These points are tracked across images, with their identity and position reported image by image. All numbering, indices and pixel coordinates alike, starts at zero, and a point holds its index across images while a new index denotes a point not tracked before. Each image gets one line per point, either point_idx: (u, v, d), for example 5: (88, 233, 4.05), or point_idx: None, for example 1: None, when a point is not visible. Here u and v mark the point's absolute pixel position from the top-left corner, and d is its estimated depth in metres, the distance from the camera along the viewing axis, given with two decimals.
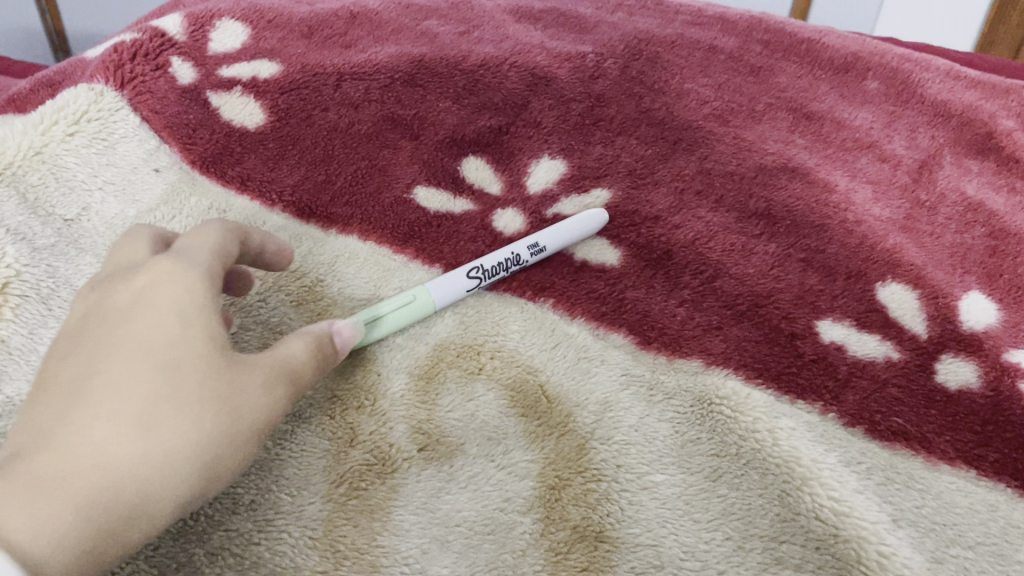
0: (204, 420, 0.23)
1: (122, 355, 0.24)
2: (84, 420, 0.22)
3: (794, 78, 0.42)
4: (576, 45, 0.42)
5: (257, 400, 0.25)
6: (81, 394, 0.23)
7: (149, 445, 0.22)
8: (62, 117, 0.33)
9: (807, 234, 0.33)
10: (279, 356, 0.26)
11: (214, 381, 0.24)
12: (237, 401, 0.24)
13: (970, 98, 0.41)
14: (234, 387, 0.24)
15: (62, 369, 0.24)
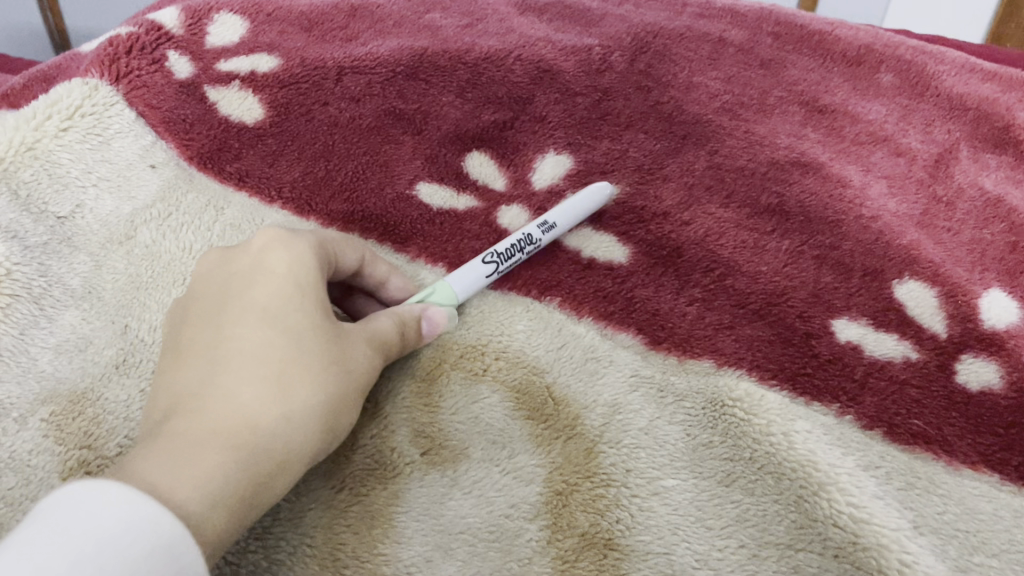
0: (331, 381, 0.24)
1: (248, 320, 0.25)
2: (226, 381, 0.23)
3: (806, 70, 0.41)
4: (582, 37, 0.41)
5: (364, 364, 0.26)
6: (218, 356, 0.24)
7: (280, 408, 0.23)
8: (55, 112, 0.33)
9: (821, 231, 0.32)
10: (372, 327, 0.27)
11: (331, 345, 0.25)
12: (349, 363, 0.25)
13: (986, 91, 0.40)
14: (347, 350, 0.25)
15: (195, 337, 0.25)
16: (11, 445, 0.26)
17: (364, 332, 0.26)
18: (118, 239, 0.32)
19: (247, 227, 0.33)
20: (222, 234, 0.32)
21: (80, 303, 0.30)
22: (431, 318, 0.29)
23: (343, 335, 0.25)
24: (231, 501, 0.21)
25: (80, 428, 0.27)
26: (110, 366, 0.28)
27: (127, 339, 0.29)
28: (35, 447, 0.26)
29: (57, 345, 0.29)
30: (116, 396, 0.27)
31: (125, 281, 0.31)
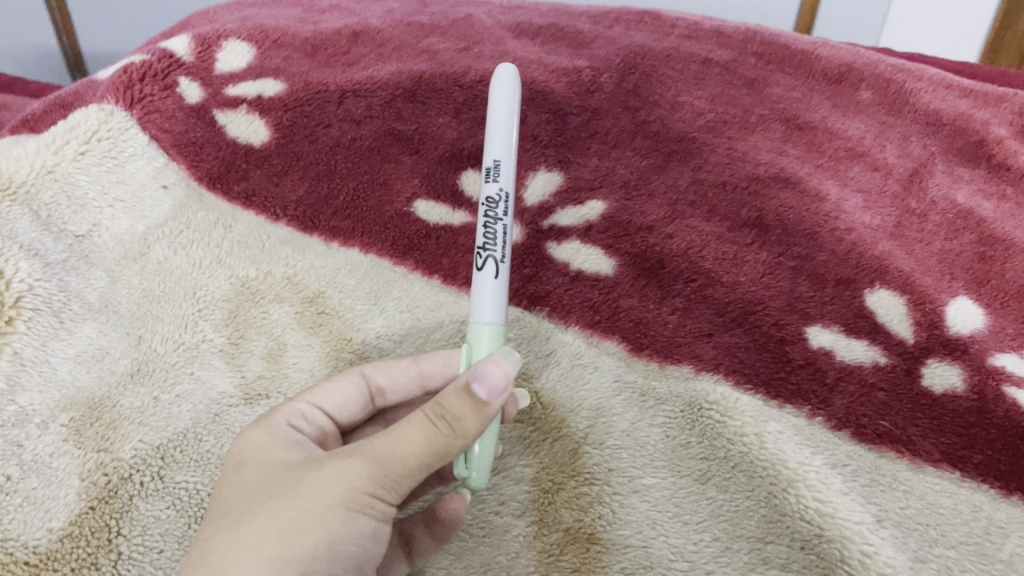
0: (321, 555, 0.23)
1: (258, 481, 0.24)
2: (230, 541, 0.23)
3: (788, 89, 0.42)
4: (573, 60, 0.43)
5: (353, 500, 0.23)
6: (241, 509, 0.24)
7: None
8: (73, 137, 0.35)
9: (798, 242, 0.34)
10: (394, 443, 0.24)
11: (298, 497, 0.23)
12: (324, 509, 0.23)
13: (961, 107, 0.42)
14: (320, 494, 0.23)
15: (244, 480, 0.25)
16: (33, 448, 0.28)
17: (361, 456, 0.24)
18: (133, 256, 0.34)
19: (254, 243, 0.35)
20: (230, 250, 0.34)
21: (97, 316, 0.32)
22: (482, 383, 0.24)
23: (323, 477, 0.24)
24: None
25: (98, 432, 0.29)
26: (126, 374, 0.30)
27: (141, 349, 0.31)
28: (56, 450, 0.28)
29: (76, 355, 0.31)
30: (131, 402, 0.30)
31: (139, 295, 0.33)
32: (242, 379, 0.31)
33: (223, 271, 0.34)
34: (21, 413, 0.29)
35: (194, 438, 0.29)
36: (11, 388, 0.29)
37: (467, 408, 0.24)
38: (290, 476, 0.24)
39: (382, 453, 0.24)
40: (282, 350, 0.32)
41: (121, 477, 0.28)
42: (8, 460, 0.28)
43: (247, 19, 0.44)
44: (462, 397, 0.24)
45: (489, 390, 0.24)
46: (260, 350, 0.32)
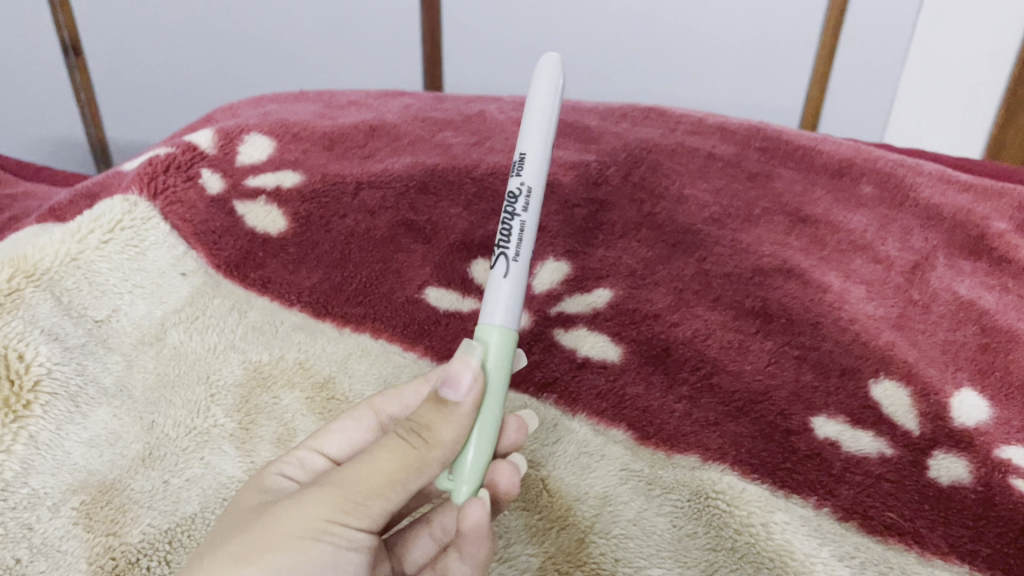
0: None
1: (230, 520, 0.26)
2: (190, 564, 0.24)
3: (790, 182, 0.44)
4: (581, 154, 0.45)
5: (314, 520, 0.24)
6: (209, 542, 0.25)
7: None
8: (98, 226, 0.36)
9: (802, 332, 0.35)
10: (366, 466, 0.25)
11: (263, 522, 0.24)
12: (285, 528, 0.24)
13: (961, 202, 0.43)
14: (284, 517, 0.24)
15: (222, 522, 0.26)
16: (43, 531, 0.28)
17: (331, 482, 0.25)
18: (150, 339, 0.34)
19: (268, 328, 0.36)
20: (244, 335, 0.35)
21: (112, 400, 0.32)
22: (451, 387, 0.26)
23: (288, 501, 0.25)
24: None
25: (107, 516, 0.29)
26: (138, 459, 0.31)
27: (153, 434, 0.32)
28: (65, 534, 0.28)
29: (89, 439, 0.31)
30: (140, 486, 0.30)
31: (154, 380, 0.33)
32: (249, 463, 0.31)
33: (236, 355, 0.34)
34: (33, 497, 0.29)
35: (202, 523, 0.29)
36: (24, 470, 0.29)
37: (436, 415, 0.26)
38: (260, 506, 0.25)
39: (352, 477, 0.25)
40: (292, 436, 0.32)
41: (129, 561, 0.28)
42: (19, 544, 0.28)
43: (269, 114, 0.46)
44: (432, 407, 0.26)
45: (461, 391, 0.26)
46: (271, 435, 0.32)
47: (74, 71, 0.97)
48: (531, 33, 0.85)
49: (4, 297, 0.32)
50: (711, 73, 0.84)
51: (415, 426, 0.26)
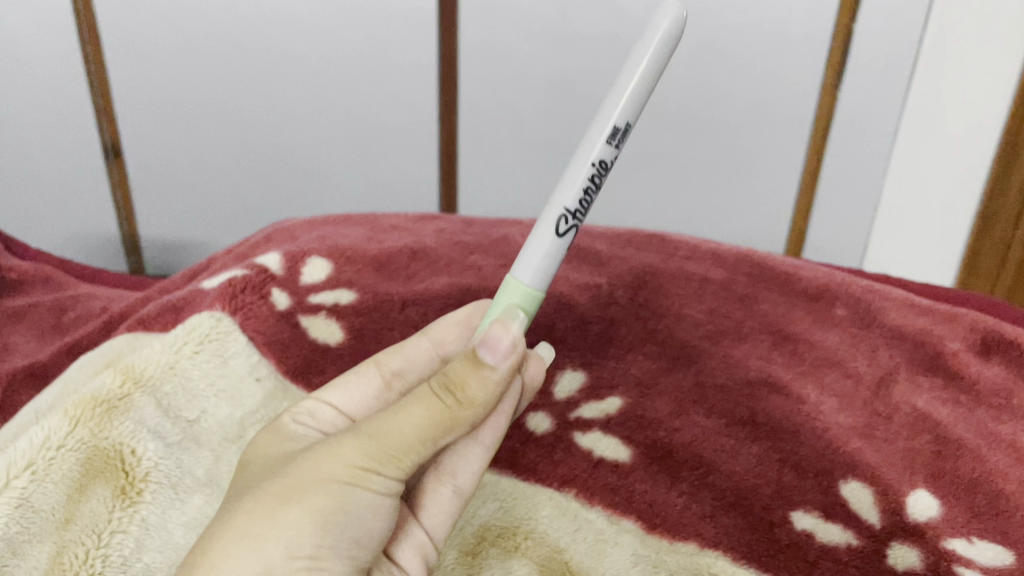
0: (319, 518, 0.31)
1: (291, 463, 0.33)
2: (260, 500, 0.32)
3: (774, 304, 0.51)
4: (594, 277, 0.52)
5: (353, 473, 0.32)
6: (274, 480, 0.32)
7: (247, 551, 0.30)
8: (190, 339, 0.43)
9: (783, 438, 0.41)
10: (400, 424, 0.32)
11: (317, 471, 0.32)
12: (332, 478, 0.32)
13: (922, 323, 0.49)
14: (332, 467, 0.32)
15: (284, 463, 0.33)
16: None
17: (371, 435, 0.32)
18: (233, 438, 0.41)
19: None
20: None
21: (204, 490, 0.38)
22: (487, 352, 0.33)
23: (334, 452, 0.32)
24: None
25: None
26: None
27: None
28: None
29: (188, 522, 0.37)
30: None
31: None
32: None
33: None
34: (146, 570, 0.35)
35: None
36: (138, 548, 0.35)
37: (471, 377, 0.32)
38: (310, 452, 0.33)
39: (389, 431, 0.32)
40: None
41: None
42: None
43: (324, 238, 0.54)
44: (467, 369, 0.33)
45: (501, 355, 0.33)
46: None
47: (112, 172, 1.10)
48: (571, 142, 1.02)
49: (118, 401, 0.39)
50: (704, 171, 1.07)
51: (447, 386, 0.32)
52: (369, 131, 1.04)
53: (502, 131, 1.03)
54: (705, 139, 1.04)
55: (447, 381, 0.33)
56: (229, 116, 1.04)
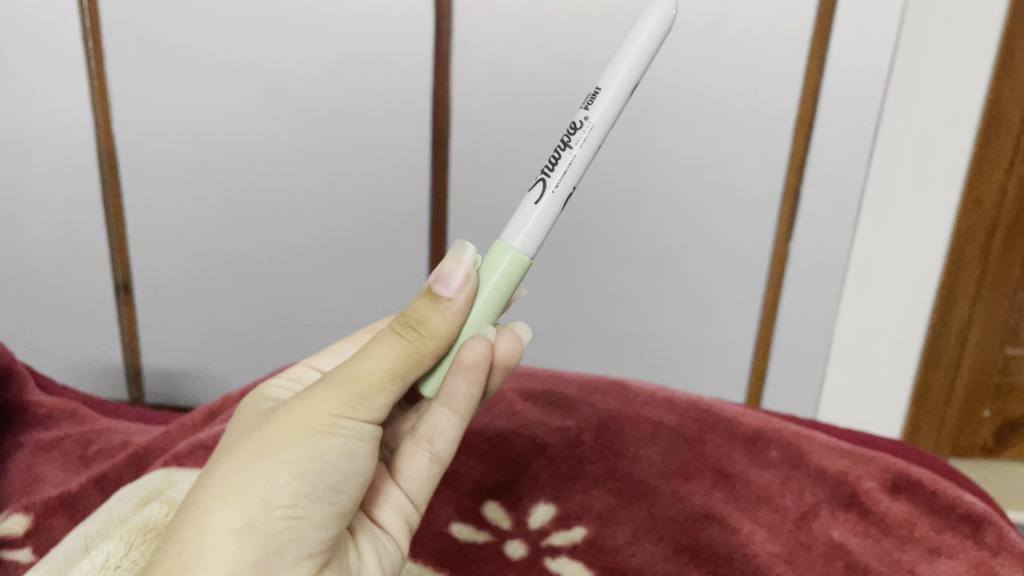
0: (303, 458, 0.40)
1: (266, 426, 0.42)
2: (247, 458, 0.40)
3: (717, 446, 0.59)
4: (564, 420, 0.61)
5: (329, 419, 0.41)
6: (254, 440, 0.41)
7: (245, 485, 0.39)
8: None
9: (719, 564, 0.49)
10: (366, 370, 0.42)
11: (294, 424, 0.41)
12: (311, 425, 0.41)
13: (843, 464, 0.58)
14: (309, 417, 0.41)
15: (258, 430, 0.42)
16: None
17: (338, 386, 0.42)
18: None
19: None
20: None
21: None
22: (444, 287, 0.44)
23: (312, 397, 0.42)
24: (210, 535, 0.38)
25: None
26: None
27: None
28: None
29: None
30: None
31: None
32: None
33: None
34: None
35: None
36: None
37: (430, 315, 0.44)
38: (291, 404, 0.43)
39: (358, 377, 0.42)
40: None
41: None
42: None
43: None
44: (425, 308, 0.44)
45: (457, 295, 0.44)
46: None
47: (122, 307, 1.21)
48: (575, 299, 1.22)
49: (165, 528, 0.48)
50: (674, 318, 1.23)
51: (409, 326, 0.44)
52: (365, 264, 1.16)
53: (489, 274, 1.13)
54: (674, 289, 1.21)
55: (408, 320, 0.44)
56: (236, 262, 1.17)
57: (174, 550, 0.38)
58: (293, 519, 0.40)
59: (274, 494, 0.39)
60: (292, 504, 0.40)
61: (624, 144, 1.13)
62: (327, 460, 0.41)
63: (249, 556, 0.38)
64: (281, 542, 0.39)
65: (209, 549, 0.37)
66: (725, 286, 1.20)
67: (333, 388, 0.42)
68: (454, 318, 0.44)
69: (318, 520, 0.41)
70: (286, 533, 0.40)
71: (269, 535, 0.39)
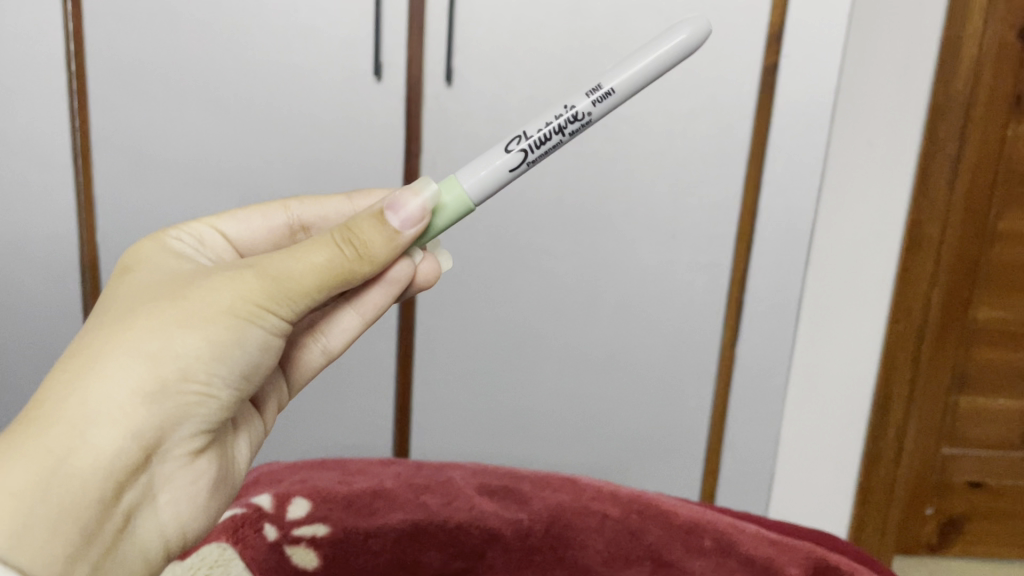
0: (213, 338, 0.49)
1: (191, 294, 0.50)
2: (169, 323, 0.48)
3: (656, 536, 0.65)
4: (517, 512, 0.67)
5: (247, 309, 0.50)
6: (178, 306, 0.49)
7: (157, 355, 0.47)
8: (202, 568, 0.58)
9: None
10: (292, 275, 0.50)
11: (216, 305, 0.49)
12: (231, 309, 0.49)
13: (770, 552, 0.64)
14: (231, 302, 0.49)
15: (182, 292, 0.50)
16: None
17: (266, 281, 0.50)
18: None
19: None
20: None
21: None
22: (394, 216, 0.54)
23: (238, 284, 0.50)
24: (121, 384, 0.46)
25: None
26: None
27: None
28: None
29: None
30: None
31: None
32: None
33: None
34: None
35: None
36: None
37: (373, 244, 0.52)
38: (218, 280, 0.50)
39: (285, 277, 0.50)
40: None
41: None
42: None
43: (304, 481, 0.70)
44: (374, 232, 0.53)
45: (407, 232, 0.54)
46: None
47: None
48: (532, 420, 1.26)
49: None
50: (623, 433, 1.27)
51: (352, 244, 0.52)
52: (334, 363, 1.22)
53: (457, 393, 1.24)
54: (624, 403, 1.25)
55: (353, 239, 0.52)
56: None
57: (84, 388, 0.45)
58: (195, 393, 0.49)
59: (181, 364, 0.48)
60: (194, 372, 0.49)
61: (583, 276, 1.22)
62: (234, 342, 0.50)
63: (147, 419, 0.47)
64: (177, 413, 0.49)
65: (113, 402, 0.46)
66: (676, 391, 1.24)
67: (259, 280, 0.50)
68: (393, 248, 0.54)
69: (215, 389, 0.51)
70: (183, 406, 0.49)
71: (173, 394, 0.48)
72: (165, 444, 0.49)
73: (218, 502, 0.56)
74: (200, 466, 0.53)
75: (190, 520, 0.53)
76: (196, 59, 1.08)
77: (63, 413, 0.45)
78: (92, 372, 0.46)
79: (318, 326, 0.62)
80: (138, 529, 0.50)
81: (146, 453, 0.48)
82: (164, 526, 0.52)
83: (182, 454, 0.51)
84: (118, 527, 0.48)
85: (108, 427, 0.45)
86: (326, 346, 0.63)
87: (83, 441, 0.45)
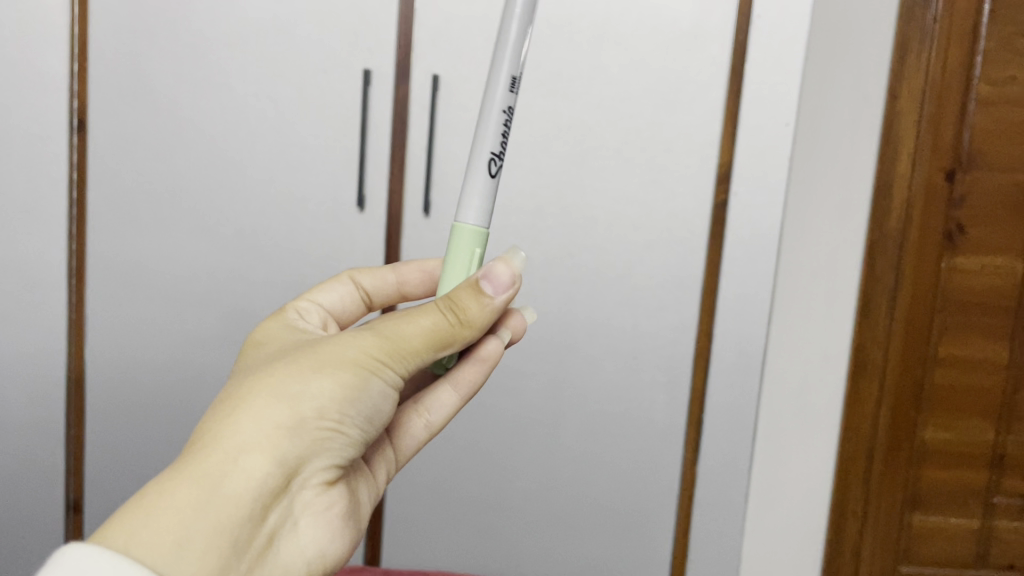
0: (346, 376, 0.53)
1: (322, 347, 0.55)
2: (306, 369, 0.53)
3: None
4: None
5: (371, 357, 0.54)
6: (312, 356, 0.54)
7: (297, 393, 0.51)
8: None
9: None
10: (413, 332, 0.56)
11: (346, 353, 0.54)
12: (358, 356, 0.54)
13: None
14: (356, 352, 0.54)
15: (314, 346, 0.55)
16: None
17: (383, 338, 0.55)
18: None
19: None
20: None
21: None
22: (484, 285, 0.57)
23: (358, 344, 0.55)
24: (271, 417, 0.50)
25: None
26: None
27: None
28: None
29: None
30: None
31: None
32: None
33: None
34: None
35: None
36: None
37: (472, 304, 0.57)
38: (347, 338, 0.56)
39: (402, 338, 0.56)
40: None
41: None
42: None
43: None
44: (474, 295, 0.57)
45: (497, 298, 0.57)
46: None
47: (70, 523, 1.25)
48: (502, 537, 1.30)
49: None
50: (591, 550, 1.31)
51: (452, 311, 0.57)
52: None
53: (429, 509, 1.28)
54: (591, 518, 1.30)
55: (454, 306, 0.57)
56: None
57: (233, 419, 0.49)
58: (330, 430, 0.52)
59: (322, 401, 0.52)
60: (334, 406, 0.52)
61: (553, 401, 1.25)
62: (366, 384, 0.54)
63: (289, 450, 0.50)
64: (313, 446, 0.52)
65: (258, 432, 0.49)
66: (640, 507, 1.29)
67: (385, 336, 0.55)
68: (489, 314, 0.58)
69: (348, 429, 0.54)
70: (319, 441, 0.52)
71: (315, 428, 0.51)
72: (303, 477, 0.52)
73: (348, 537, 0.57)
74: (332, 498, 0.55)
75: (327, 545, 0.55)
76: (194, 187, 1.17)
77: (215, 441, 0.48)
78: (240, 410, 0.50)
79: (418, 402, 0.66)
80: (281, 555, 0.52)
81: (286, 483, 0.51)
82: (303, 552, 0.53)
83: (317, 485, 0.54)
84: (263, 551, 0.50)
85: (258, 454, 0.48)
86: (428, 420, 0.66)
87: (238, 465, 0.48)
